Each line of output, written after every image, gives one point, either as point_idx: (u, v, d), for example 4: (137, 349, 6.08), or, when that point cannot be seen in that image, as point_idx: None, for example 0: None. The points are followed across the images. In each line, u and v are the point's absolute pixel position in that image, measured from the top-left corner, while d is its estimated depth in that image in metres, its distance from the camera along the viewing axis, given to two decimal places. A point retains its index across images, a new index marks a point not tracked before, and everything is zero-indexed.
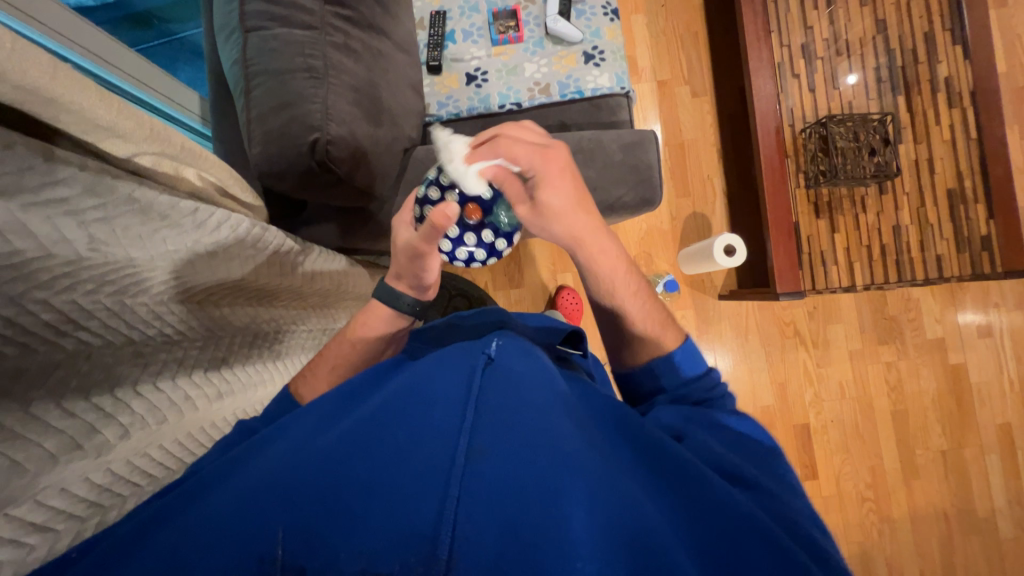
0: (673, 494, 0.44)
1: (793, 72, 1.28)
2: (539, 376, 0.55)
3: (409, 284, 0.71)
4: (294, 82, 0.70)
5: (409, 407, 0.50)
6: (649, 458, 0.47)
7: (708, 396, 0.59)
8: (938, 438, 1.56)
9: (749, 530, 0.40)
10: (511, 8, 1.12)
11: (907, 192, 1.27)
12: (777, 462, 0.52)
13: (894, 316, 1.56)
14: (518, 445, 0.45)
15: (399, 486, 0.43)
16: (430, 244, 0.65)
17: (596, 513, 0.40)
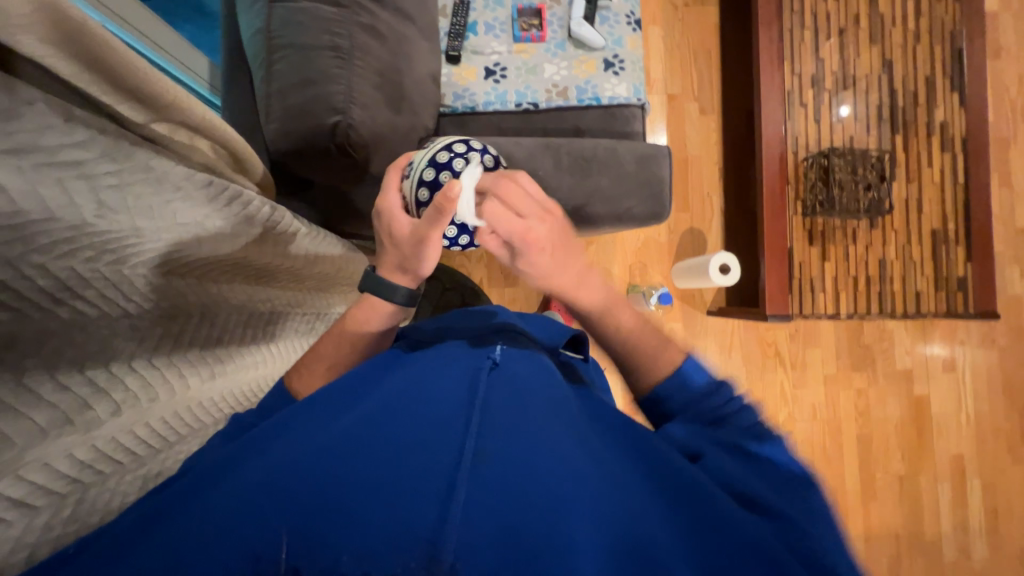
0: (681, 509, 0.42)
1: (801, 101, 1.31)
2: (548, 383, 0.54)
3: (408, 275, 0.64)
4: (319, 61, 0.68)
5: (415, 406, 0.48)
6: (657, 469, 0.45)
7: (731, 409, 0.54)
8: (897, 463, 1.64)
9: (751, 550, 0.39)
10: (536, 6, 1.11)
11: (895, 228, 1.32)
12: (811, 489, 0.48)
13: (868, 345, 1.64)
14: (526, 450, 0.43)
15: (399, 483, 0.41)
16: (435, 228, 0.58)
17: (601, 527, 0.39)
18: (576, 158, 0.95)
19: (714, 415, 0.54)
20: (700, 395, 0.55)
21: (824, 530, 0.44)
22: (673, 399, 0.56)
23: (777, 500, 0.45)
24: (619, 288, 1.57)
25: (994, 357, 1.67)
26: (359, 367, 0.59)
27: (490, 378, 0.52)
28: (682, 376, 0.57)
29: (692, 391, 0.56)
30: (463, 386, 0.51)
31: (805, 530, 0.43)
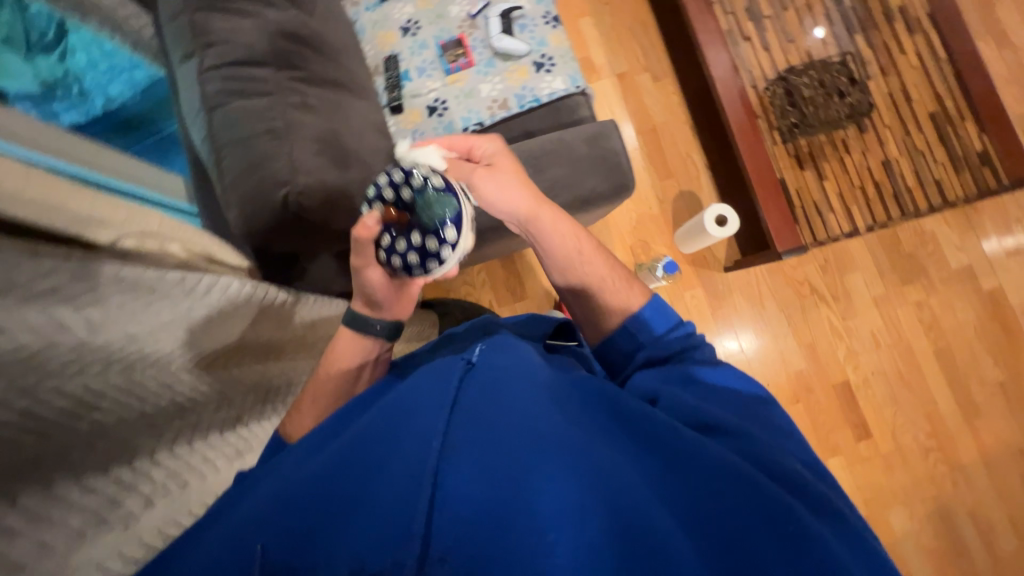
0: (651, 458, 0.46)
1: (744, 36, 1.28)
2: (525, 367, 0.53)
3: (363, 303, 0.73)
4: (259, 145, 0.74)
5: (393, 417, 0.50)
6: (629, 428, 0.49)
7: (685, 344, 0.65)
8: (992, 370, 1.46)
9: (717, 474, 0.44)
10: (456, 37, 1.17)
11: (888, 125, 1.23)
12: (765, 406, 0.57)
13: (912, 254, 1.50)
14: (499, 432, 0.45)
15: (383, 489, 0.43)
16: (362, 257, 0.68)
17: (577, 485, 0.41)
18: (527, 158, 0.97)
19: (677, 351, 0.65)
20: (660, 337, 0.66)
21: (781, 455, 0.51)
22: (643, 338, 0.66)
23: (737, 422, 0.51)
24: (626, 271, 1.54)
25: None
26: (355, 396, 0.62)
27: (465, 373, 0.52)
28: (647, 314, 0.67)
29: (656, 330, 0.66)
30: (438, 386, 0.51)
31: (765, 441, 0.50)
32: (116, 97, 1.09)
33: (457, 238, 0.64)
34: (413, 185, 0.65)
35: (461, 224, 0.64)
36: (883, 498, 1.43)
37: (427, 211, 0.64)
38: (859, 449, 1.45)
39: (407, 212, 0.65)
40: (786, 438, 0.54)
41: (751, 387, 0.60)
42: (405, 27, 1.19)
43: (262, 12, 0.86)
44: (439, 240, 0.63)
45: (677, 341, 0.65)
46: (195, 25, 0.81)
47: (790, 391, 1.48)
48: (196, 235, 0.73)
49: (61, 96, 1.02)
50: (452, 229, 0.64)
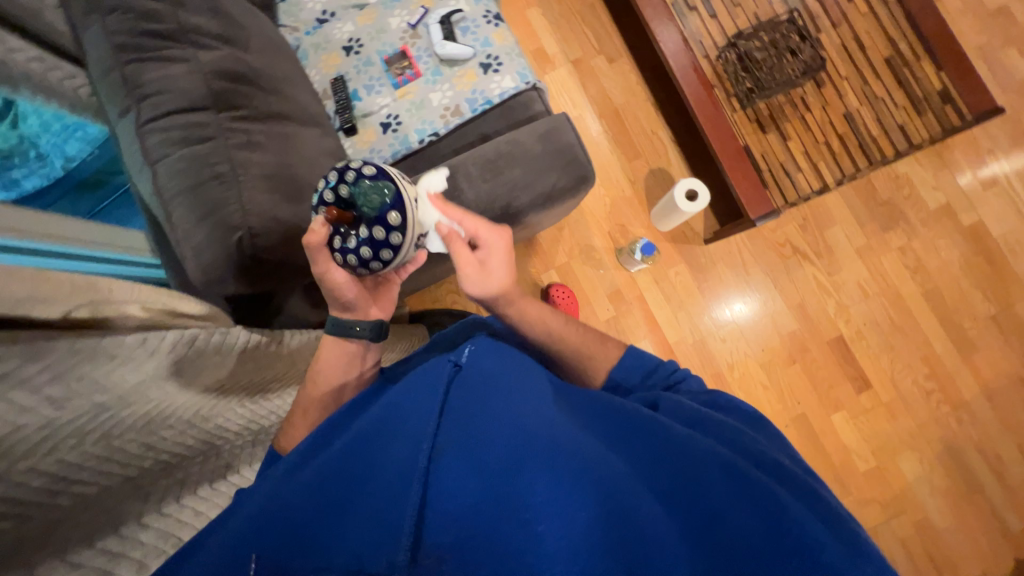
0: (639, 453, 0.52)
1: (689, 6, 1.26)
2: (517, 372, 0.59)
3: (343, 310, 0.76)
4: (207, 193, 0.74)
5: (393, 424, 0.55)
6: (619, 428, 0.55)
7: (669, 378, 0.71)
8: (983, 304, 1.46)
9: (706, 469, 0.49)
10: (399, 50, 1.16)
11: (845, 76, 1.22)
12: (760, 423, 0.62)
13: (889, 200, 1.50)
14: (492, 433, 0.50)
15: (384, 488, 0.49)
16: (323, 262, 0.70)
17: (563, 479, 0.46)
18: (483, 163, 0.96)
19: (667, 381, 0.70)
20: (644, 376, 0.72)
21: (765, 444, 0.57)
22: (624, 380, 0.72)
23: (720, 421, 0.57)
24: (608, 257, 1.53)
25: None
26: (342, 409, 0.66)
27: (458, 377, 0.58)
28: (627, 362, 0.74)
29: (638, 373, 0.72)
30: (435, 392, 0.56)
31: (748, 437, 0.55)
32: (74, 157, 1.09)
33: (401, 219, 0.67)
34: (349, 180, 0.67)
35: (403, 206, 0.68)
36: (890, 446, 1.44)
37: (366, 202, 0.67)
38: (861, 401, 1.46)
39: (351, 211, 0.68)
40: (771, 441, 0.60)
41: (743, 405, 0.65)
42: (347, 47, 1.18)
43: (193, 53, 0.84)
44: (387, 227, 0.67)
45: (661, 375, 0.71)
46: (126, 78, 0.79)
47: (786, 352, 1.49)
48: (160, 292, 0.71)
49: (19, 163, 1.00)
50: (396, 213, 0.67)
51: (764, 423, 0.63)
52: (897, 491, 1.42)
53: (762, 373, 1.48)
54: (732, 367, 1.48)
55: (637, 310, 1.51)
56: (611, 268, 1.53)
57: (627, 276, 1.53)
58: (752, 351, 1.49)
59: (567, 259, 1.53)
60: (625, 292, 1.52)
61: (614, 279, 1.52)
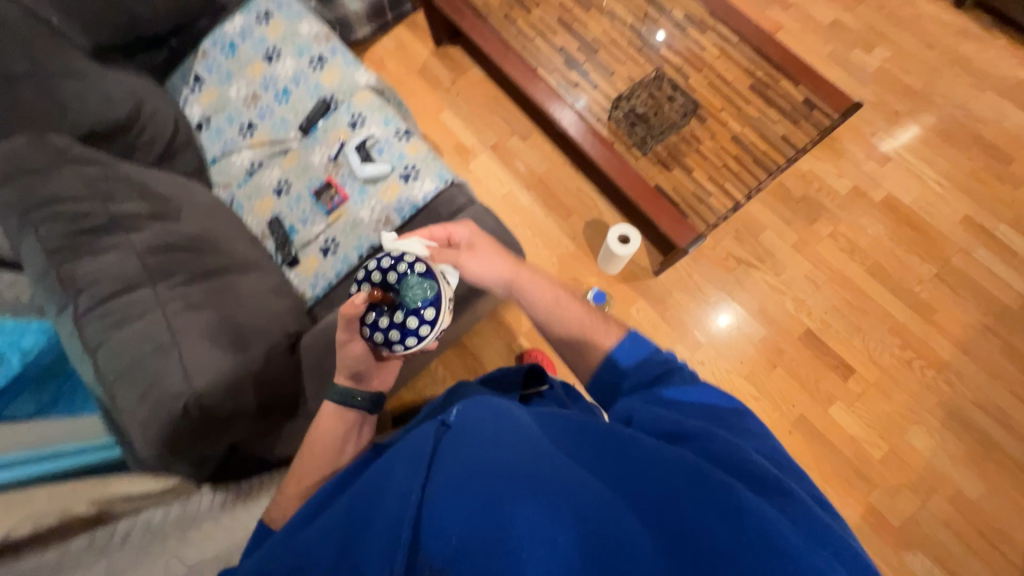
0: (619, 471, 0.49)
1: (573, 83, 1.42)
2: (494, 410, 0.57)
3: (349, 377, 0.80)
4: (149, 366, 0.76)
5: (373, 488, 0.55)
6: (599, 447, 0.52)
7: (666, 366, 0.65)
8: (923, 266, 1.53)
9: (686, 477, 0.46)
10: (325, 181, 1.26)
11: (721, 108, 1.38)
12: (742, 420, 0.58)
13: (805, 195, 1.61)
14: (465, 474, 0.49)
15: (365, 555, 0.48)
16: (347, 333, 0.79)
17: (537, 511, 0.44)
18: None
19: (658, 371, 0.65)
20: (639, 365, 0.66)
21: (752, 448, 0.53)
22: (628, 375, 0.66)
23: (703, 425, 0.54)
24: None
25: (913, 127, 1.66)
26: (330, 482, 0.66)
27: (439, 429, 0.56)
28: (627, 347, 0.68)
29: (634, 362, 0.67)
30: (411, 446, 0.56)
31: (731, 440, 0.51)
32: (31, 348, 0.96)
33: (435, 315, 0.76)
34: (399, 269, 0.77)
35: (439, 305, 0.76)
36: (896, 426, 1.42)
37: (409, 294, 0.76)
38: (852, 388, 1.45)
39: (391, 293, 0.77)
40: (754, 438, 0.56)
41: (727, 401, 0.60)
42: (278, 189, 1.27)
43: (125, 238, 0.90)
44: (420, 319, 0.75)
45: (659, 361, 0.66)
46: (62, 278, 0.82)
47: (764, 359, 1.49)
48: (104, 483, 0.68)
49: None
50: (432, 310, 0.75)
51: (747, 416, 0.59)
52: (920, 470, 1.38)
53: (750, 386, 1.47)
54: (719, 387, 1.47)
55: None
56: None
57: None
58: (733, 365, 1.49)
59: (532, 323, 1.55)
60: None
61: None
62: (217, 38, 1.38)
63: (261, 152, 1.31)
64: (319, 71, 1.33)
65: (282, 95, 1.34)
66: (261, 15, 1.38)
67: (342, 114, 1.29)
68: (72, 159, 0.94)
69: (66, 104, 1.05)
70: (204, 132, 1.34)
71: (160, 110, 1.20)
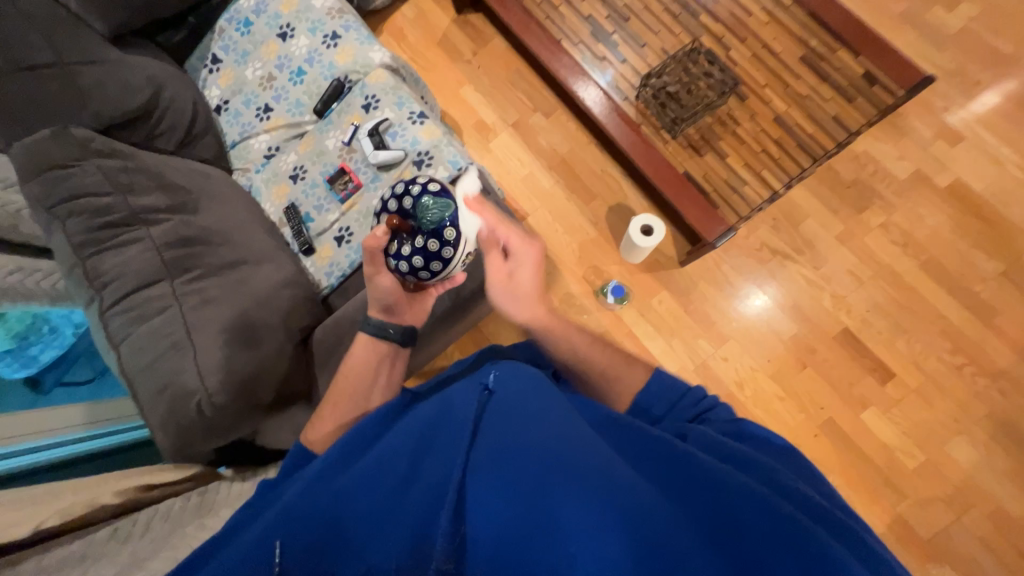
0: (682, 486, 0.45)
1: (599, 56, 1.30)
2: (549, 392, 0.58)
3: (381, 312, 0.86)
4: (167, 363, 0.81)
5: (408, 444, 0.55)
6: (662, 457, 0.49)
7: (699, 405, 0.66)
8: (988, 263, 1.38)
9: (759, 506, 0.42)
10: (339, 167, 1.24)
11: (765, 83, 1.24)
12: (794, 458, 0.57)
13: (857, 180, 1.45)
14: (509, 451, 0.48)
15: (402, 507, 0.48)
16: (373, 265, 0.82)
17: (586, 503, 0.41)
18: None
19: (694, 412, 0.65)
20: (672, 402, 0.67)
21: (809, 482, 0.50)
22: (653, 404, 0.67)
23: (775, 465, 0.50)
24: (588, 301, 1.50)
25: (994, 101, 1.45)
26: (365, 420, 0.67)
27: (482, 398, 0.58)
28: (653, 388, 0.69)
29: (668, 401, 0.67)
30: (453, 412, 0.57)
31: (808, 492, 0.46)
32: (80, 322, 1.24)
33: (456, 234, 0.81)
34: (417, 193, 0.83)
35: (457, 221, 0.82)
36: (936, 435, 1.32)
37: (428, 216, 0.82)
38: (889, 393, 1.35)
39: (411, 220, 0.83)
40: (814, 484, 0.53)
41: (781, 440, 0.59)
42: (294, 175, 1.26)
43: (144, 232, 0.92)
44: (442, 241, 0.81)
45: (691, 401, 0.66)
46: (88, 272, 0.87)
47: (794, 359, 1.41)
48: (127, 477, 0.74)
49: (35, 341, 1.14)
50: (451, 229, 0.81)
51: (794, 456, 0.57)
52: (958, 483, 1.30)
53: (775, 386, 1.40)
54: (742, 385, 1.41)
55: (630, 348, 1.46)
56: (593, 311, 1.50)
57: (611, 316, 1.49)
58: (758, 363, 1.42)
59: None
60: (613, 332, 1.48)
61: (598, 321, 1.49)
62: (232, 15, 1.35)
63: (277, 136, 1.30)
64: (333, 48, 1.29)
65: (296, 75, 1.30)
66: None
67: (356, 96, 1.25)
68: (96, 151, 0.95)
69: (87, 95, 1.05)
70: (223, 115, 1.34)
71: (180, 95, 1.19)
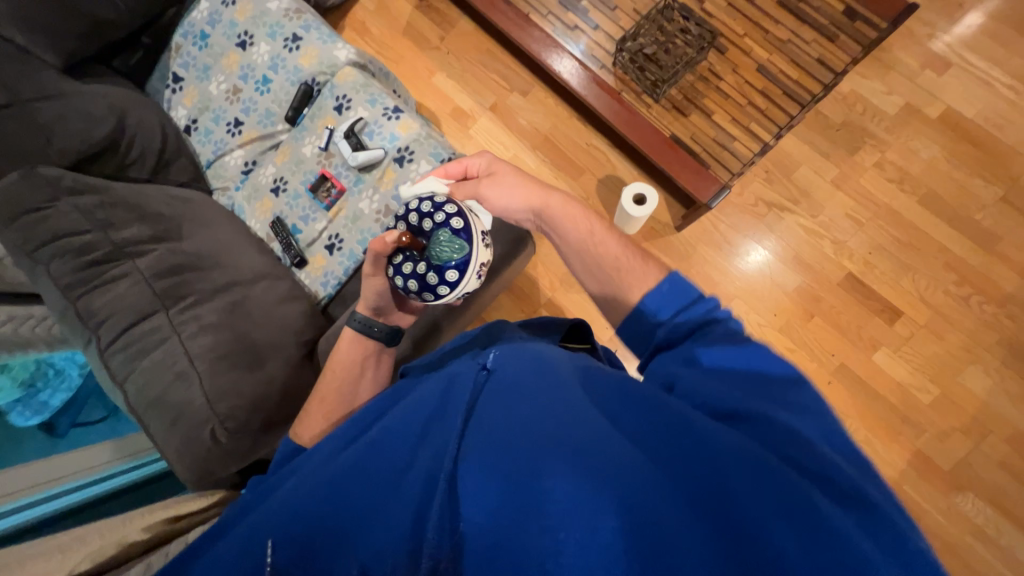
0: (669, 448, 0.45)
1: (570, 27, 1.26)
2: (536, 366, 0.59)
3: (373, 313, 0.86)
4: (176, 394, 0.80)
5: (403, 431, 0.58)
6: (647, 416, 0.48)
7: (707, 314, 0.60)
8: (986, 190, 1.36)
9: (742, 465, 0.41)
10: (320, 174, 1.21)
11: (744, 32, 1.20)
12: (803, 386, 0.50)
13: (847, 121, 1.42)
14: (501, 437, 0.50)
15: (395, 496, 0.51)
16: (372, 266, 0.83)
17: (575, 485, 0.43)
18: None
19: (697, 323, 0.59)
20: (673, 319, 0.61)
21: (802, 419, 0.46)
22: (656, 312, 0.62)
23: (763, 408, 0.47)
24: None
25: (980, 22, 1.40)
26: (369, 404, 0.70)
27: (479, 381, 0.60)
28: (662, 290, 0.62)
29: (665, 313, 0.61)
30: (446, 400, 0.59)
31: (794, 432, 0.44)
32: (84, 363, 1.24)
33: (457, 277, 0.77)
34: (436, 220, 0.78)
35: (464, 267, 0.77)
36: (948, 368, 1.33)
37: (440, 252, 0.77)
38: (898, 332, 1.35)
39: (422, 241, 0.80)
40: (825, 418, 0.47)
41: (793, 368, 0.52)
42: (275, 188, 1.23)
43: (132, 265, 0.90)
44: (441, 278, 0.77)
45: (693, 317, 0.59)
46: (81, 313, 0.85)
47: (800, 309, 1.40)
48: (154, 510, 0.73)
49: (42, 387, 1.15)
50: (455, 272, 0.77)
51: (802, 385, 0.51)
52: (974, 411, 1.31)
53: (785, 338, 1.40)
54: None
55: None
56: None
57: None
58: (765, 319, 1.41)
59: (550, 293, 1.50)
60: None
61: None
62: (187, 30, 1.30)
63: (252, 150, 1.27)
64: (295, 52, 1.24)
65: (262, 84, 1.26)
66: None
67: (326, 98, 1.22)
68: (69, 189, 0.92)
69: (50, 130, 1.01)
70: (193, 135, 1.30)
71: (145, 120, 1.16)
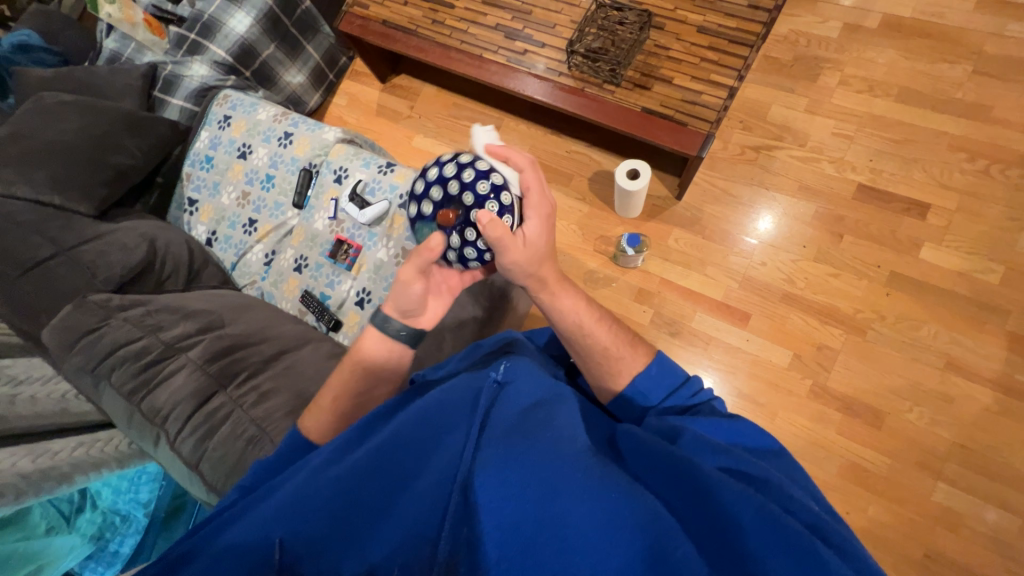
0: (684, 497, 0.49)
1: (521, 52, 1.38)
2: (551, 399, 0.61)
3: (397, 313, 0.73)
4: (248, 459, 0.82)
5: (418, 437, 0.56)
6: (669, 467, 0.51)
7: (693, 395, 0.71)
8: (955, 70, 1.39)
9: (753, 514, 0.45)
10: (335, 240, 1.27)
11: (673, 7, 1.31)
12: (782, 457, 0.60)
13: (796, 56, 1.50)
14: (523, 458, 0.51)
15: (411, 508, 0.52)
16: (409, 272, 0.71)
17: (595, 512, 0.46)
18: None
19: (687, 401, 0.71)
20: (662, 393, 0.72)
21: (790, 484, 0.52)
22: (651, 390, 0.71)
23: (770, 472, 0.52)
24: (610, 268, 1.50)
25: None
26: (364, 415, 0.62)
27: (502, 396, 0.60)
28: (653, 372, 0.72)
29: (659, 388, 0.72)
30: (463, 411, 0.59)
31: (790, 495, 0.50)
32: (149, 500, 1.13)
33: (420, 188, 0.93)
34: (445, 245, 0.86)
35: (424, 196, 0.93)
36: (1002, 242, 1.28)
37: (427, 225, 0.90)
38: (934, 223, 1.32)
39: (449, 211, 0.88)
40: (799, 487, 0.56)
41: (772, 441, 0.61)
42: (297, 266, 1.30)
43: (186, 357, 0.93)
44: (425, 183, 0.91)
45: (683, 390, 0.72)
46: (146, 413, 0.87)
47: (828, 233, 1.38)
48: None
49: (111, 536, 1.07)
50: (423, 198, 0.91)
51: (784, 456, 0.60)
52: None
53: (824, 266, 1.36)
54: (793, 280, 1.37)
55: (669, 293, 1.44)
56: (619, 274, 1.49)
57: (638, 271, 1.48)
58: (797, 253, 1.39)
59: None
60: (646, 285, 1.46)
61: (628, 281, 1.48)
62: (193, 158, 1.46)
63: (269, 241, 1.36)
64: (290, 146, 1.37)
65: (267, 182, 1.38)
66: (223, 121, 1.45)
67: (326, 175, 1.32)
68: (117, 309, 0.97)
69: (93, 268, 1.11)
70: (215, 245, 1.41)
71: (172, 240, 1.25)
